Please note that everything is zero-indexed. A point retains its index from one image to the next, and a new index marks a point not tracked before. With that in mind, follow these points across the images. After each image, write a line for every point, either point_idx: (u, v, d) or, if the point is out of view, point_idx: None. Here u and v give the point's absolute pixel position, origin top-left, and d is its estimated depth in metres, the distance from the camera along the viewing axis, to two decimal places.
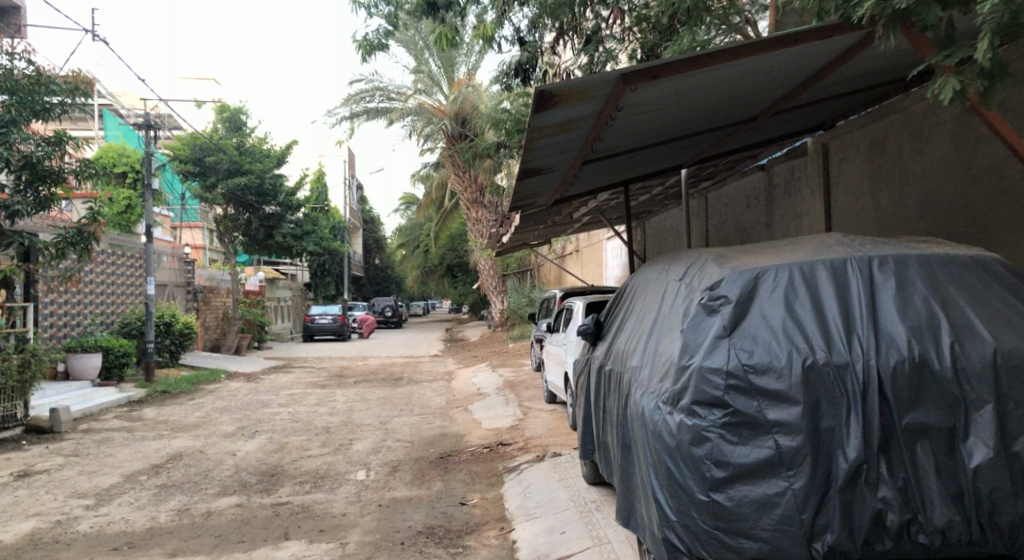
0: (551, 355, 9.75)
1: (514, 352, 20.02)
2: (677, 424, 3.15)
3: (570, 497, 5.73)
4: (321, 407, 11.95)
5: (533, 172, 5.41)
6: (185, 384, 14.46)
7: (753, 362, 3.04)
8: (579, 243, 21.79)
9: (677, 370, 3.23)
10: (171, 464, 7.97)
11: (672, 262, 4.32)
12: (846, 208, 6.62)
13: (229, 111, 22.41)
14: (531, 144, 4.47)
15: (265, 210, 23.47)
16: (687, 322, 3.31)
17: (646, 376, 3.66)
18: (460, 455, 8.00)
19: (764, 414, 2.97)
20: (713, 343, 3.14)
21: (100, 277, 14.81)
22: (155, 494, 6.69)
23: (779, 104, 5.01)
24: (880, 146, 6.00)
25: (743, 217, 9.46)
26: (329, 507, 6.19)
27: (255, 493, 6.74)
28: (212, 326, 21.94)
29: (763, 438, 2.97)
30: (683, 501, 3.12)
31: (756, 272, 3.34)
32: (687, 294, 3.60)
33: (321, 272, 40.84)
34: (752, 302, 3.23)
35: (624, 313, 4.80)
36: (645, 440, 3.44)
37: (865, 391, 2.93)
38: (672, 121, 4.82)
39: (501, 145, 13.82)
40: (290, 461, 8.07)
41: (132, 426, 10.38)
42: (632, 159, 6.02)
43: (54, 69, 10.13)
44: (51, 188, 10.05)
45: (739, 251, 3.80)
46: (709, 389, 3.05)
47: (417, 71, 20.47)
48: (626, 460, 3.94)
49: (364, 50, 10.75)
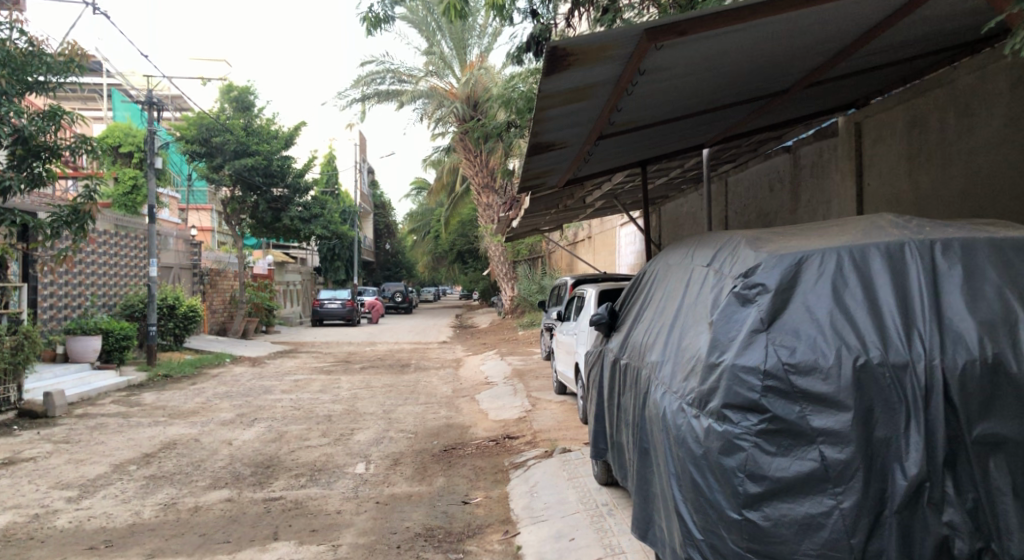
0: (562, 344, 9.31)
1: (523, 340, 19.64)
2: (705, 430, 2.77)
3: (580, 499, 5.33)
4: (325, 394, 11.61)
5: (545, 147, 4.97)
6: (187, 369, 14.18)
7: (795, 361, 2.61)
8: (591, 229, 21.34)
9: (705, 368, 2.85)
10: (163, 453, 7.65)
11: (699, 244, 3.87)
12: (880, 192, 6.13)
13: (235, 90, 21.99)
14: (541, 113, 4.04)
15: (273, 192, 23.14)
16: (718, 312, 2.90)
17: (669, 374, 3.26)
18: (465, 449, 7.61)
19: (807, 420, 2.55)
20: (748, 337, 2.72)
21: (102, 258, 14.55)
22: (142, 486, 6.38)
23: (815, 75, 4.55)
24: (920, 124, 5.52)
25: (766, 201, 8.97)
26: (324, 504, 5.84)
27: (247, 487, 6.40)
28: (218, 310, 21.73)
29: (806, 448, 2.55)
30: (711, 518, 2.73)
31: (799, 255, 2.89)
32: (716, 281, 3.18)
33: (330, 257, 39.93)
34: (794, 291, 2.79)
35: (643, 301, 4.37)
36: (670, 446, 3.05)
37: (928, 396, 2.49)
38: (700, 91, 4.37)
39: (512, 125, 13.39)
40: (287, 452, 7.73)
41: (129, 412, 10.09)
42: (650, 136, 5.56)
43: (47, 42, 9.76)
44: (45, 164, 9.70)
45: (776, 232, 3.34)
46: (743, 391, 2.65)
47: (429, 52, 20.01)
48: (643, 464, 3.52)
49: (370, 23, 10.27)
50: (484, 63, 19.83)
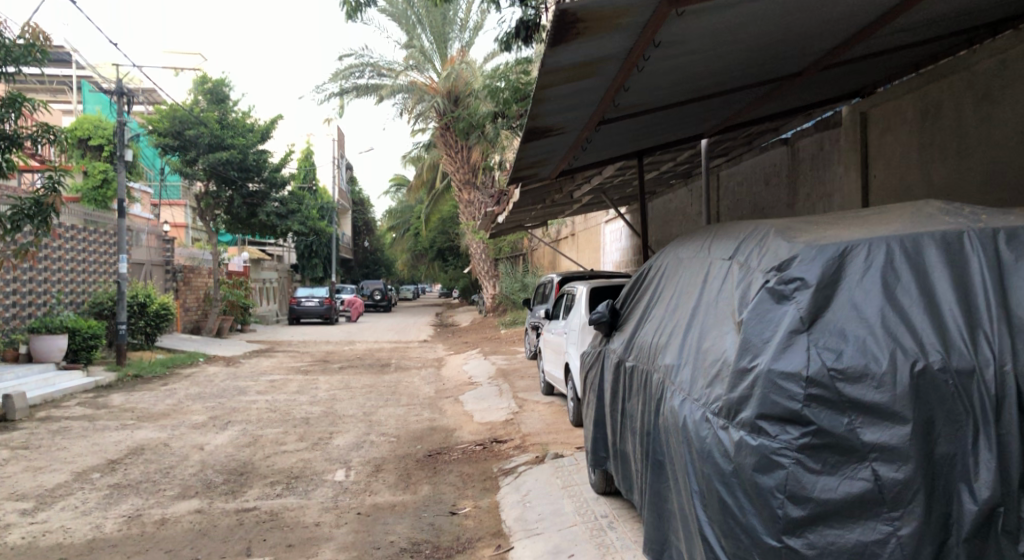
0: (549, 342, 9.00)
1: (506, 339, 19.27)
2: (735, 444, 2.46)
3: (577, 510, 4.99)
4: (302, 396, 11.17)
5: (541, 133, 4.62)
6: (158, 368, 13.64)
7: (842, 366, 2.30)
8: (575, 226, 21.02)
9: (735, 374, 2.55)
10: (130, 459, 7.19)
11: (716, 236, 3.56)
12: (888, 184, 5.87)
13: (210, 82, 21.35)
14: (542, 91, 3.71)
15: (249, 187, 22.56)
16: (750, 310, 2.59)
17: (687, 379, 2.95)
18: (451, 454, 7.24)
19: (857, 434, 2.24)
20: (786, 338, 2.42)
21: (68, 253, 13.96)
22: (105, 496, 5.94)
23: (833, 54, 4.26)
24: (933, 111, 5.25)
25: (760, 195, 8.71)
26: (301, 515, 5.44)
27: (218, 496, 5.97)
28: (191, 308, 21.11)
29: (857, 466, 2.24)
30: (743, 545, 2.41)
31: (841, 246, 2.58)
32: (743, 276, 2.87)
33: (308, 254, 39.23)
34: (839, 286, 2.47)
35: (650, 298, 4.04)
36: (692, 461, 2.73)
37: (999, 407, 2.18)
38: (712, 70, 4.06)
39: (496, 116, 13.00)
40: (263, 457, 7.31)
41: (94, 415, 9.57)
42: (651, 122, 5.24)
43: (6, 24, 9.22)
44: (5, 154, 9.15)
45: (808, 222, 3.03)
46: (783, 400, 2.33)
47: (409, 46, 19.49)
48: (657, 478, 3.20)
49: (350, 10, 9.85)
50: (465, 58, 19.17)
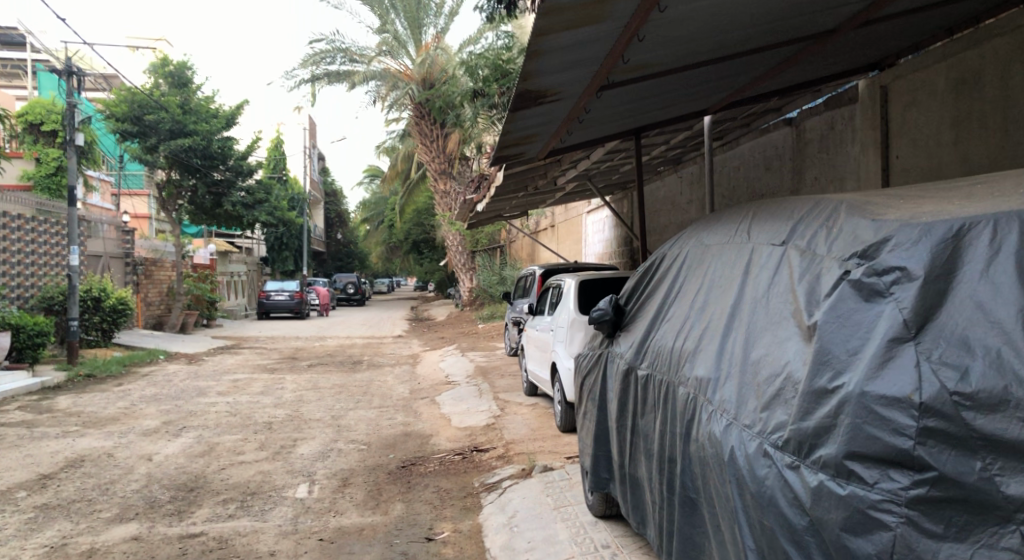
0: (533, 340, 8.34)
1: (484, 334, 18.55)
2: (812, 490, 1.86)
3: (572, 538, 4.35)
4: (266, 397, 10.36)
5: (532, 99, 3.94)
6: (113, 367, 12.70)
7: (971, 390, 1.65)
8: (555, 217, 20.35)
9: (809, 398, 1.94)
10: (64, 474, 6.38)
11: (757, 218, 2.90)
12: (912, 165, 5.26)
13: (171, 65, 20.22)
14: (537, 43, 3.05)
15: (214, 175, 21.48)
16: (828, 312, 2.01)
17: (730, 392, 2.32)
18: (427, 465, 6.53)
19: (996, 485, 1.57)
20: (884, 351, 1.81)
21: (11, 245, 12.98)
22: (28, 521, 5.15)
23: (877, 6, 3.65)
24: (969, 82, 4.67)
25: (759, 181, 8.11)
26: (254, 543, 4.70)
27: (160, 519, 5.22)
28: (154, 302, 20.13)
29: (999, 530, 1.55)
30: None
31: (954, 223, 1.92)
32: (811, 264, 2.24)
33: (279, 246, 38.00)
34: (956, 277, 1.81)
35: (667, 293, 3.39)
36: (744, 503, 2.11)
37: None
38: (740, 19, 3.40)
39: (477, 94, 12.19)
40: (217, 469, 6.55)
41: (35, 420, 8.70)
42: (658, 90, 4.56)
43: None
44: None
45: (888, 195, 2.38)
46: (884, 434, 1.73)
47: (382, 31, 18.61)
48: (690, 515, 2.58)
49: None
50: (440, 43, 18.52)
